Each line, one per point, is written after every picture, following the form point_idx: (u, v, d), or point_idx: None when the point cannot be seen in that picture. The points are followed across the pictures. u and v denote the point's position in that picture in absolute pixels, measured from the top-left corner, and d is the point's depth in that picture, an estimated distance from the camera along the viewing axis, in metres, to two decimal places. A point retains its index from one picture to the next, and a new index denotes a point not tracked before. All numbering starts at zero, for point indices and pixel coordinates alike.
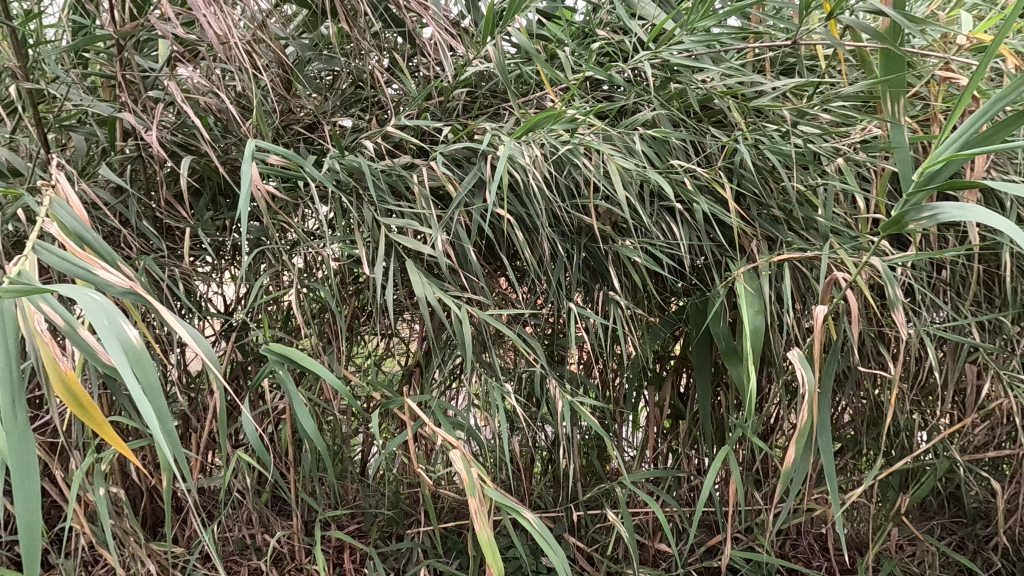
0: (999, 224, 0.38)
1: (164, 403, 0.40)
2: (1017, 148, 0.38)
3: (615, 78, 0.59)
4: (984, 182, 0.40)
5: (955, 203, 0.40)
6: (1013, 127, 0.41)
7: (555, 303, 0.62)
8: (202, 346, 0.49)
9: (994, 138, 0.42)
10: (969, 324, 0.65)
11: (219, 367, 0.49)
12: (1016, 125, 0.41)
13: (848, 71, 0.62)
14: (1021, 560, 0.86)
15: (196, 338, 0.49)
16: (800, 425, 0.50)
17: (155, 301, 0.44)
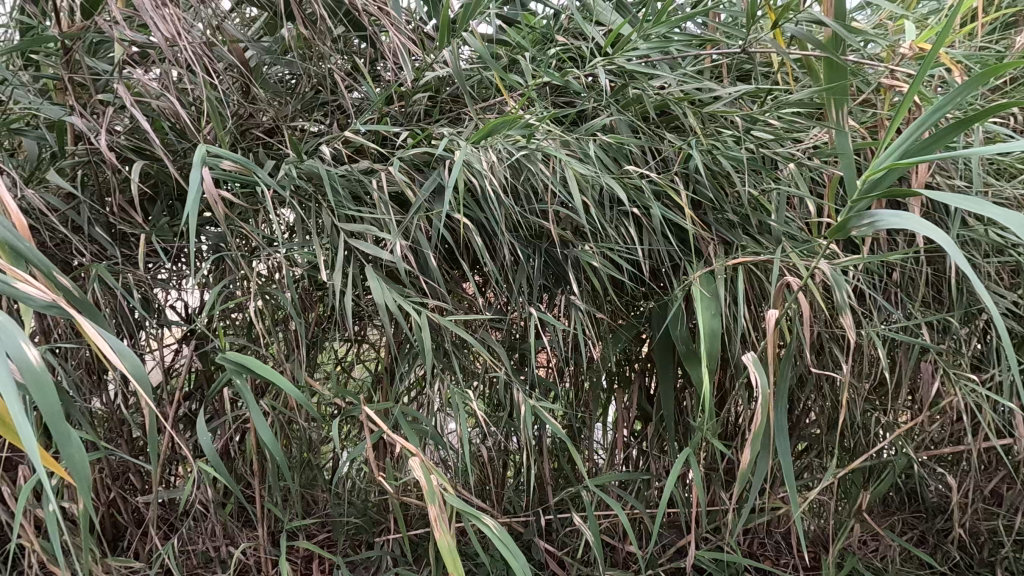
0: (934, 233, 0.39)
1: (66, 428, 0.39)
2: (951, 158, 0.39)
3: (572, 83, 0.60)
4: (921, 191, 0.41)
5: (893, 210, 0.42)
6: (951, 138, 0.42)
7: (516, 309, 0.63)
8: (130, 364, 0.49)
9: (932, 147, 0.43)
10: (920, 324, 0.67)
11: (144, 388, 0.48)
12: (952, 134, 0.42)
13: (799, 78, 0.64)
14: (977, 552, 0.89)
15: (122, 355, 0.48)
16: (753, 428, 0.51)
17: (74, 319, 0.43)
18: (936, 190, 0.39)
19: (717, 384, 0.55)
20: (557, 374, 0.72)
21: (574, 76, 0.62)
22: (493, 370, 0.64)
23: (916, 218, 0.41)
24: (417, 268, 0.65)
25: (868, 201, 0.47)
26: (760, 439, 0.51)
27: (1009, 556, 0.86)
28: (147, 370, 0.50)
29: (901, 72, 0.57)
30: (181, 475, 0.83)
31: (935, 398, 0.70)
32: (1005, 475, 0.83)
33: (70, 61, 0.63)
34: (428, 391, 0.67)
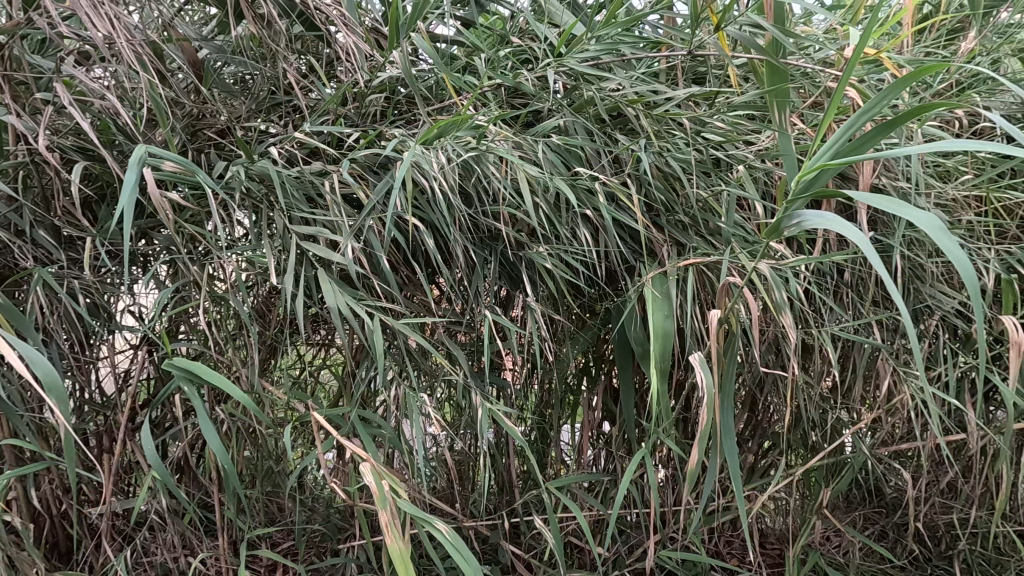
0: (852, 234, 0.40)
1: None
2: (873, 159, 0.40)
3: (522, 85, 0.60)
4: (846, 192, 0.41)
5: (817, 211, 0.42)
6: (877, 140, 0.43)
7: (471, 311, 0.62)
8: (44, 368, 0.51)
9: (862, 149, 0.44)
10: (870, 324, 0.68)
11: (53, 389, 0.50)
12: (880, 137, 0.43)
13: (748, 82, 0.65)
14: (935, 545, 0.91)
15: (34, 359, 0.51)
16: (699, 428, 0.51)
17: None
18: (857, 193, 0.40)
19: (667, 385, 0.56)
20: (517, 376, 0.71)
21: (527, 78, 0.62)
22: (449, 373, 0.64)
23: (840, 218, 0.42)
24: (371, 270, 0.64)
25: (804, 202, 0.47)
26: (706, 439, 0.51)
27: (964, 549, 0.88)
28: (59, 378, 0.51)
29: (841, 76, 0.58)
30: (137, 485, 0.80)
31: (887, 395, 0.71)
32: (959, 470, 0.85)
33: (6, 59, 0.60)
34: (386, 395, 0.66)
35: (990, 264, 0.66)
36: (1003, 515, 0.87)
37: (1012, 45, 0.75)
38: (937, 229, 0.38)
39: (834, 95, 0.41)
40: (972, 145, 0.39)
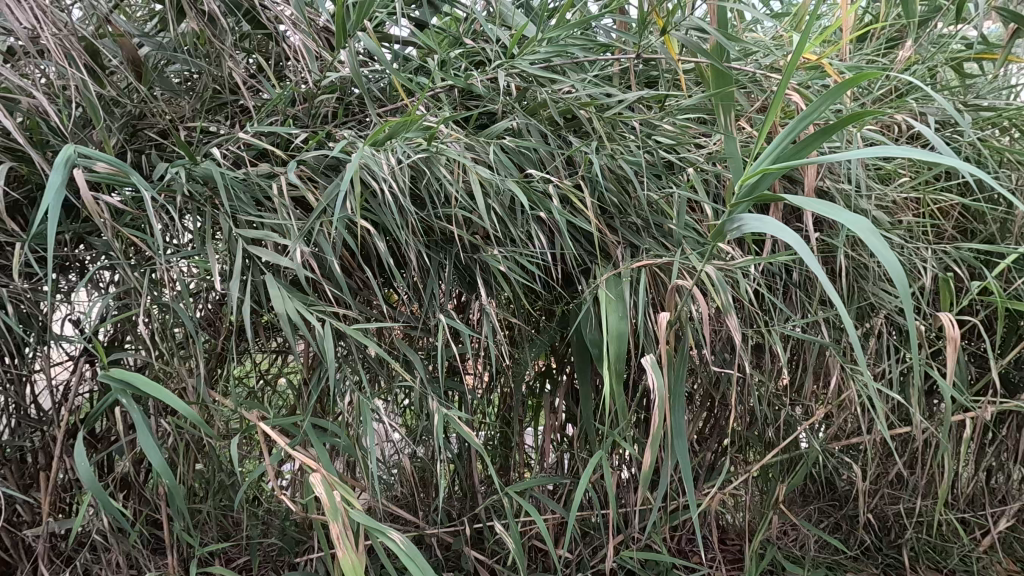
0: (788, 238, 0.41)
1: None
2: (809, 163, 0.41)
3: (474, 86, 0.60)
4: (783, 196, 0.42)
5: (756, 216, 0.44)
6: (816, 145, 0.44)
7: (426, 315, 0.61)
8: None
9: (803, 152, 0.45)
10: (817, 322, 0.70)
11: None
12: (819, 141, 0.44)
13: (695, 86, 0.66)
14: (886, 534, 0.94)
15: None
16: (652, 430, 0.52)
17: None
18: (792, 198, 0.41)
19: (621, 388, 0.56)
20: (476, 381, 0.71)
21: (479, 80, 0.62)
22: (405, 380, 0.63)
23: (777, 223, 0.43)
24: (322, 275, 0.63)
25: (748, 205, 0.48)
26: (659, 440, 0.52)
27: (912, 537, 0.91)
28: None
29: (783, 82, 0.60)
30: (76, 504, 0.76)
31: (835, 392, 0.73)
32: (905, 461, 0.88)
33: None
34: (340, 403, 0.65)
35: (927, 264, 0.69)
36: (947, 504, 0.91)
37: (944, 55, 0.78)
38: (869, 233, 0.39)
39: (773, 102, 0.42)
40: (903, 151, 0.40)
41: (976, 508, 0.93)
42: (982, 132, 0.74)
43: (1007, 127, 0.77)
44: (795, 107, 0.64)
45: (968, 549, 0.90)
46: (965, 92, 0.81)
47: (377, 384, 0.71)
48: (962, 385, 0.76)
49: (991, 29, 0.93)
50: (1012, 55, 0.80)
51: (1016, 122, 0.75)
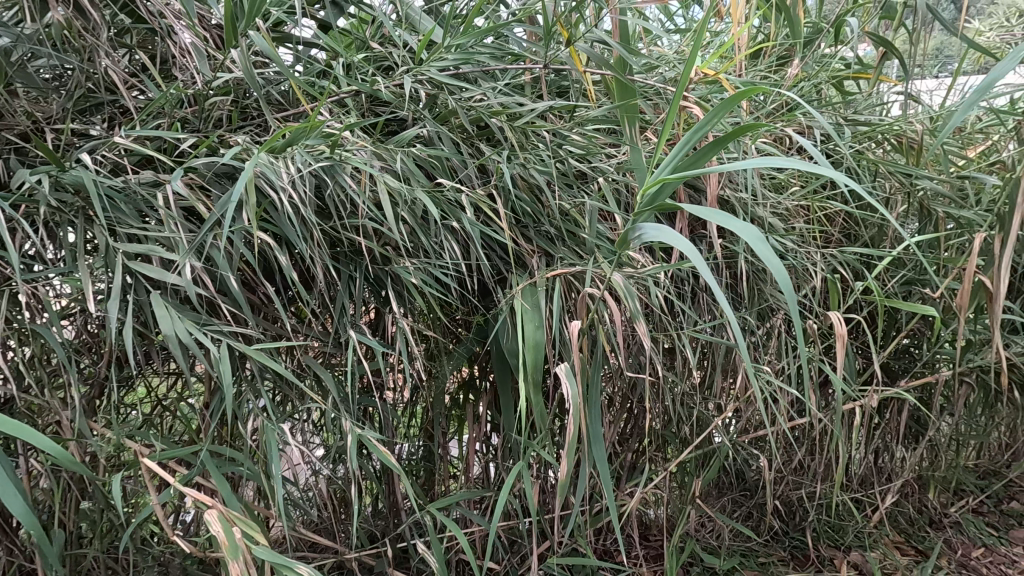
0: (682, 247, 0.42)
1: None
2: (701, 174, 0.42)
3: (380, 92, 0.58)
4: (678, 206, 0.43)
5: (655, 225, 0.45)
6: (711, 155, 0.45)
7: (334, 331, 0.59)
8: None
9: (700, 162, 0.46)
10: (723, 324, 0.74)
11: None
12: (714, 152, 0.45)
13: (603, 96, 0.68)
14: (792, 517, 1.00)
15: None
16: (567, 440, 0.52)
17: None
18: (687, 209, 0.42)
19: (538, 398, 0.56)
20: (393, 397, 0.68)
21: (386, 86, 0.60)
22: (314, 400, 0.59)
23: (674, 232, 0.44)
24: (218, 291, 0.58)
25: (651, 214, 0.50)
26: (575, 449, 0.52)
27: (815, 520, 0.97)
28: None
29: (683, 95, 0.63)
30: None
31: (741, 389, 0.77)
32: (808, 447, 0.93)
33: None
34: (243, 428, 0.60)
35: (817, 267, 0.74)
36: (843, 486, 0.98)
37: (826, 73, 0.85)
38: (754, 237, 0.41)
39: (668, 115, 0.43)
40: (785, 163, 0.42)
41: (867, 488, 1.01)
42: (859, 145, 0.81)
43: (880, 141, 0.85)
44: (695, 119, 0.67)
45: (862, 527, 0.97)
46: (844, 107, 0.88)
47: (286, 405, 0.66)
48: (851, 376, 0.83)
49: (866, 51, 1.02)
50: (883, 76, 0.89)
51: (887, 136, 0.83)
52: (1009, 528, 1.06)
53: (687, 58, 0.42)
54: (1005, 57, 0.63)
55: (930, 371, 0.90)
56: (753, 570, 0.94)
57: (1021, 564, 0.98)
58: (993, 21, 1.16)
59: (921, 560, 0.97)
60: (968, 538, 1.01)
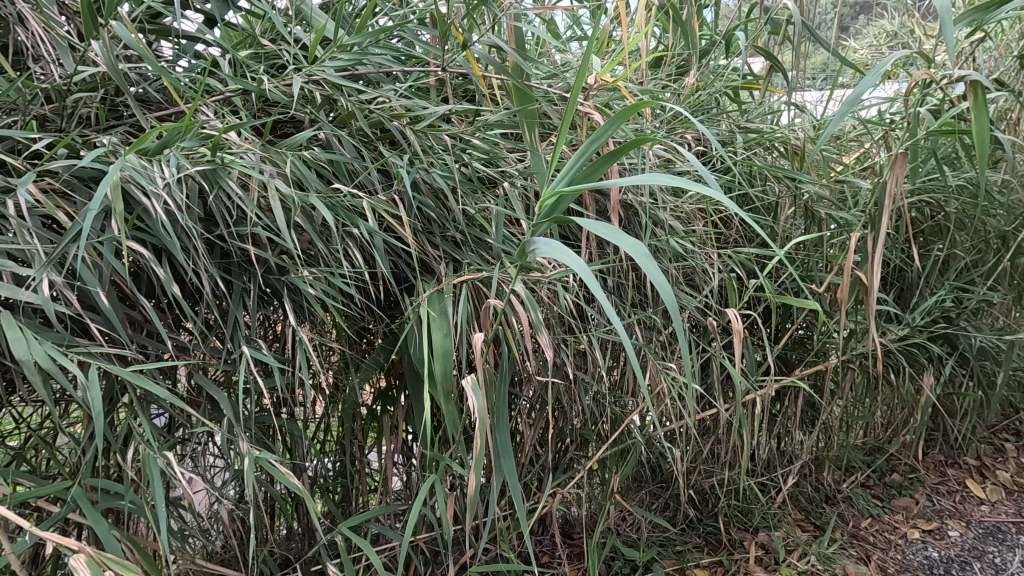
0: (572, 261, 0.42)
1: None
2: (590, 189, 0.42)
3: (268, 92, 0.55)
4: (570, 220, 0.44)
5: (549, 238, 0.46)
6: (604, 169, 0.46)
7: (226, 346, 0.54)
8: None
9: (595, 174, 0.46)
10: (630, 323, 0.76)
11: None
12: (608, 164, 0.46)
13: (506, 101, 0.68)
14: (704, 504, 1.04)
15: None
16: (475, 451, 0.51)
17: None
18: (578, 223, 0.43)
19: (447, 408, 0.55)
20: (300, 413, 0.65)
21: (275, 85, 0.57)
22: (206, 423, 0.55)
23: (568, 245, 0.45)
24: (88, 309, 0.52)
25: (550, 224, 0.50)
26: (482, 462, 0.52)
27: (725, 505, 1.02)
28: None
29: (581, 102, 0.64)
30: None
31: (651, 386, 0.80)
32: (717, 437, 0.98)
33: None
34: (120, 458, 0.54)
35: (714, 267, 0.79)
36: (749, 471, 1.04)
37: (720, 83, 0.90)
38: (641, 253, 0.41)
39: (559, 128, 0.44)
40: (670, 180, 0.43)
41: (771, 472, 1.07)
42: (749, 151, 0.87)
43: (769, 147, 0.90)
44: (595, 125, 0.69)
45: (767, 508, 1.04)
46: (738, 116, 0.94)
47: (175, 429, 0.61)
48: (750, 367, 0.88)
49: (757, 64, 1.09)
50: (771, 87, 0.95)
51: (773, 143, 0.89)
52: (891, 498, 1.14)
53: (574, 71, 0.43)
54: (867, 73, 0.69)
55: (819, 359, 0.97)
56: (671, 559, 0.97)
57: (901, 529, 1.06)
58: (865, 41, 1.28)
59: (818, 534, 1.05)
60: (857, 510, 1.09)
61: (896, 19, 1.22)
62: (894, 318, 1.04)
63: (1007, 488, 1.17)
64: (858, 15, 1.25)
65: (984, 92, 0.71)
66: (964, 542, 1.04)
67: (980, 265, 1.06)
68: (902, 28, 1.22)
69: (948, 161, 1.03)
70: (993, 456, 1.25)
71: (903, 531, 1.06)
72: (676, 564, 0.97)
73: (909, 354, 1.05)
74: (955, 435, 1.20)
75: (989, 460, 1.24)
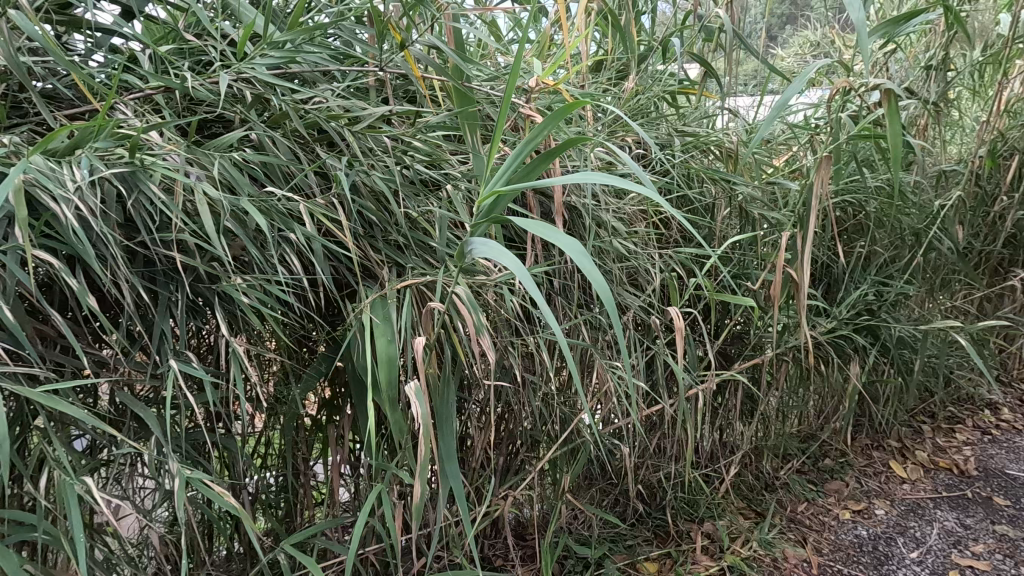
0: (509, 260, 0.42)
1: None
2: (525, 187, 0.43)
3: (193, 90, 0.52)
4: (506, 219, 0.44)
5: (486, 237, 0.45)
6: (541, 168, 0.46)
7: (152, 360, 0.51)
8: None
9: (532, 174, 0.47)
10: (577, 324, 0.77)
11: None
12: (544, 164, 0.46)
13: (447, 102, 0.68)
14: (653, 497, 1.06)
15: None
16: (421, 459, 0.50)
17: None
18: (514, 223, 0.43)
19: (392, 416, 0.54)
20: (237, 428, 0.62)
21: (202, 83, 0.54)
22: (130, 444, 0.51)
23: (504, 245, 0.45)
24: None
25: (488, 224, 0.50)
26: (427, 469, 0.51)
27: (672, 498, 1.05)
28: None
29: (523, 104, 0.64)
30: None
31: (598, 384, 0.81)
32: (663, 432, 1.00)
33: None
34: (31, 485, 0.49)
35: (656, 267, 0.81)
36: (694, 463, 1.07)
37: (658, 88, 0.92)
38: (577, 252, 0.42)
39: (494, 128, 0.44)
40: (605, 179, 0.43)
41: (714, 463, 1.11)
42: (687, 154, 0.90)
43: (706, 150, 0.94)
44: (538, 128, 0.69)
45: (712, 498, 1.07)
46: (677, 120, 0.97)
47: (95, 452, 0.56)
48: (692, 363, 0.91)
49: (692, 70, 1.13)
50: (707, 92, 0.98)
51: (709, 146, 0.92)
52: (824, 482, 1.20)
53: (508, 71, 0.43)
54: (793, 80, 0.73)
55: (756, 353, 1.01)
56: (622, 554, 0.99)
57: (834, 511, 1.13)
58: (791, 50, 1.35)
59: (759, 521, 1.09)
60: (794, 495, 1.15)
61: (818, 29, 1.29)
62: (823, 312, 1.10)
63: (925, 467, 1.26)
64: (785, 25, 1.32)
65: (897, 100, 0.76)
66: (889, 519, 1.11)
67: (897, 261, 1.14)
68: (824, 38, 1.29)
69: (866, 164, 1.10)
70: (913, 437, 1.35)
71: (835, 513, 1.12)
72: (627, 558, 0.99)
73: (838, 346, 1.11)
74: (879, 420, 1.28)
75: (909, 441, 1.33)
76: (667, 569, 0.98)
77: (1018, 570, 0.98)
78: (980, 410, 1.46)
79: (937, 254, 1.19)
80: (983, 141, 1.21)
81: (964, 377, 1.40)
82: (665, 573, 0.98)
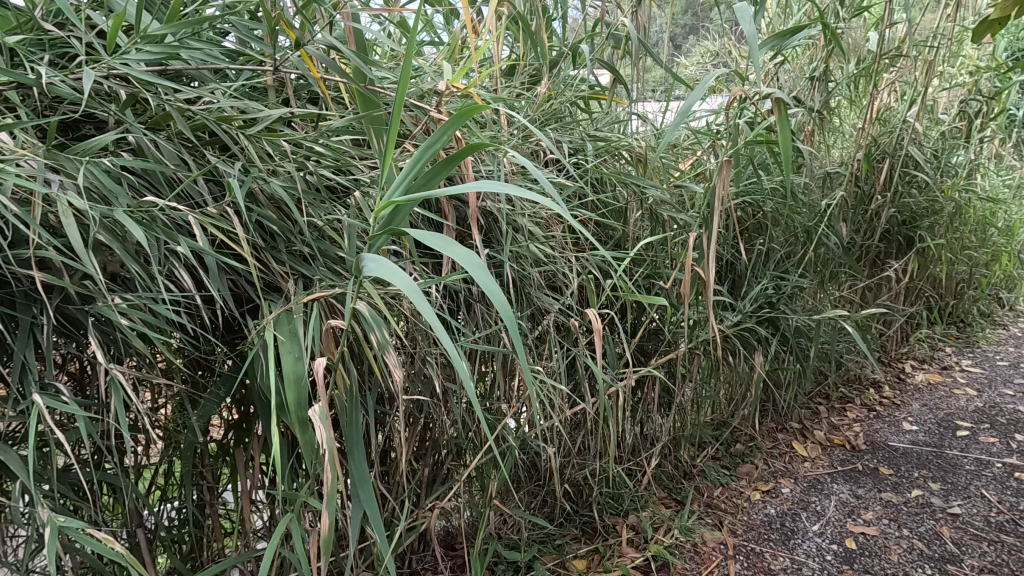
0: (400, 277, 0.41)
1: None
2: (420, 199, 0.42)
3: (53, 87, 0.46)
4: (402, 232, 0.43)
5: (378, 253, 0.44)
6: (439, 177, 0.46)
7: (10, 395, 0.45)
8: None
9: (430, 183, 0.46)
10: (496, 329, 0.76)
11: None
12: (441, 174, 0.45)
13: (352, 105, 0.65)
14: (580, 494, 1.08)
15: None
16: (326, 486, 0.48)
17: None
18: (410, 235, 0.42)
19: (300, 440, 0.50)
20: (124, 462, 0.55)
21: (64, 80, 0.48)
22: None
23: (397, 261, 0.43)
24: None
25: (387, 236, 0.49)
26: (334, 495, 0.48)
27: (598, 494, 1.07)
28: None
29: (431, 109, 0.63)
30: None
31: (520, 389, 0.81)
32: (587, 430, 1.01)
33: None
34: None
35: (572, 270, 0.82)
36: (617, 458, 1.10)
37: (571, 93, 0.93)
38: (473, 266, 0.41)
39: (389, 135, 0.43)
40: (502, 190, 0.43)
41: (637, 456, 1.14)
42: (600, 158, 0.92)
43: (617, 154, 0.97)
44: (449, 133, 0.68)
45: (635, 491, 1.10)
46: (589, 124, 0.99)
47: None
48: (611, 362, 0.93)
49: (603, 75, 1.16)
50: (616, 98, 1.01)
51: (621, 151, 0.95)
52: (737, 466, 1.28)
53: (401, 78, 0.42)
54: (694, 88, 0.77)
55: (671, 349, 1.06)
56: (551, 554, 0.99)
57: (745, 493, 1.20)
58: (694, 58, 1.43)
59: (679, 509, 1.14)
60: (710, 481, 1.21)
61: (717, 40, 1.37)
62: (729, 306, 1.17)
63: (823, 445, 1.37)
64: (686, 35, 1.39)
65: (786, 108, 0.81)
66: (793, 496, 1.19)
67: (791, 257, 1.23)
68: (722, 49, 1.38)
69: (762, 167, 1.18)
70: (811, 418, 1.46)
71: (747, 495, 1.19)
72: (557, 558, 0.99)
73: (743, 338, 1.18)
74: (781, 404, 1.38)
75: (808, 422, 1.45)
76: (595, 565, 1.00)
77: (901, 532, 1.08)
78: (866, 389, 1.61)
79: (824, 249, 1.29)
80: (860, 146, 1.33)
81: (851, 360, 1.54)
82: (594, 569, 0.99)
